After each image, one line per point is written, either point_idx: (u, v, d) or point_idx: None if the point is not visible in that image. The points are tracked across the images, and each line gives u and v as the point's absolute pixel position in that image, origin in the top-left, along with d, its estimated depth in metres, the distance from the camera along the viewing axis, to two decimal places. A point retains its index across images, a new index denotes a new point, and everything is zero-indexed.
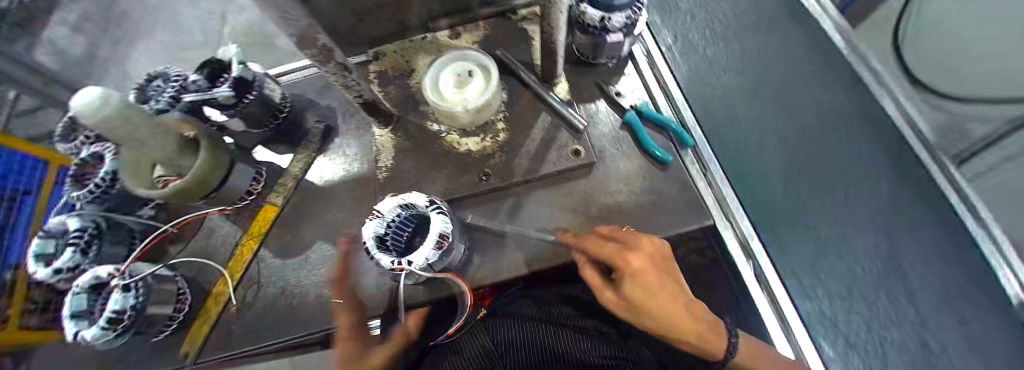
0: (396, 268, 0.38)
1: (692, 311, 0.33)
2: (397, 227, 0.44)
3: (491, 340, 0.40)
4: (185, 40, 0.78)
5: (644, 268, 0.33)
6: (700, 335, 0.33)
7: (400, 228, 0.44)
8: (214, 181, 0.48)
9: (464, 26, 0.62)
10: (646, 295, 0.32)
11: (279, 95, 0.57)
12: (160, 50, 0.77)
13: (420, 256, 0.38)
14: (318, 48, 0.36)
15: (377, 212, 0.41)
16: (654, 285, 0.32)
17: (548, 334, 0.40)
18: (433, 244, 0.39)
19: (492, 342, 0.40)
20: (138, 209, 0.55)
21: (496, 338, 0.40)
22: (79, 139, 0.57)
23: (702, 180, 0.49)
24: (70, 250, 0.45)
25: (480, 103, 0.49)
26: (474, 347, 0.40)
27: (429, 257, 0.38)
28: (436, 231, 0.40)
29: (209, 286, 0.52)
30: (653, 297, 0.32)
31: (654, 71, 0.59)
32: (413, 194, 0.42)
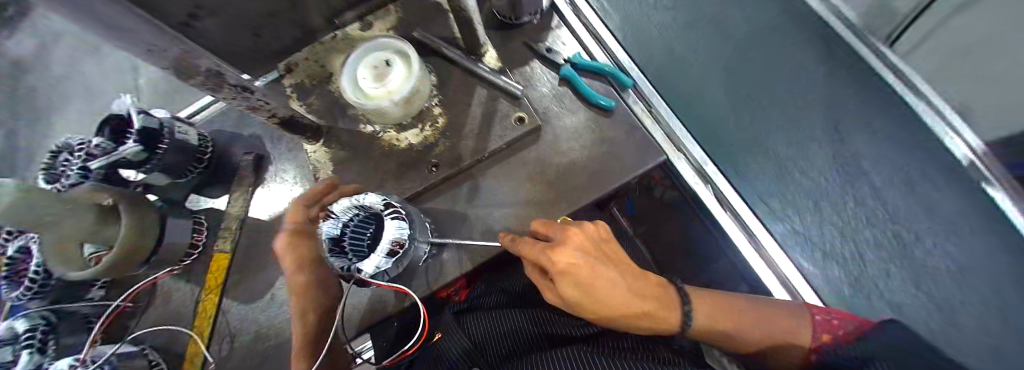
0: (345, 273, 0.37)
1: (637, 291, 0.33)
2: (357, 227, 0.40)
3: (470, 338, 0.42)
4: (100, 105, 0.73)
5: (577, 262, 0.30)
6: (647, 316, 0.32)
7: (359, 229, 0.40)
8: (149, 245, 0.45)
9: (372, 14, 0.57)
10: (585, 292, 0.30)
11: (196, 136, 0.52)
12: (81, 124, 0.72)
13: (370, 263, 0.36)
14: (205, 74, 0.32)
15: (331, 214, 0.38)
16: (588, 278, 0.30)
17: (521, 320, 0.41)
18: (385, 253, 0.36)
19: (472, 340, 0.42)
20: (85, 291, 0.49)
21: (474, 337, 0.43)
22: (2, 238, 0.52)
23: (647, 117, 0.49)
24: (26, 351, 0.42)
25: (407, 92, 0.45)
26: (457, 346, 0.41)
27: (381, 265, 0.36)
28: (390, 239, 0.37)
29: (181, 351, 0.50)
30: (593, 296, 0.30)
31: (580, 17, 0.56)
32: (368, 195, 0.38)
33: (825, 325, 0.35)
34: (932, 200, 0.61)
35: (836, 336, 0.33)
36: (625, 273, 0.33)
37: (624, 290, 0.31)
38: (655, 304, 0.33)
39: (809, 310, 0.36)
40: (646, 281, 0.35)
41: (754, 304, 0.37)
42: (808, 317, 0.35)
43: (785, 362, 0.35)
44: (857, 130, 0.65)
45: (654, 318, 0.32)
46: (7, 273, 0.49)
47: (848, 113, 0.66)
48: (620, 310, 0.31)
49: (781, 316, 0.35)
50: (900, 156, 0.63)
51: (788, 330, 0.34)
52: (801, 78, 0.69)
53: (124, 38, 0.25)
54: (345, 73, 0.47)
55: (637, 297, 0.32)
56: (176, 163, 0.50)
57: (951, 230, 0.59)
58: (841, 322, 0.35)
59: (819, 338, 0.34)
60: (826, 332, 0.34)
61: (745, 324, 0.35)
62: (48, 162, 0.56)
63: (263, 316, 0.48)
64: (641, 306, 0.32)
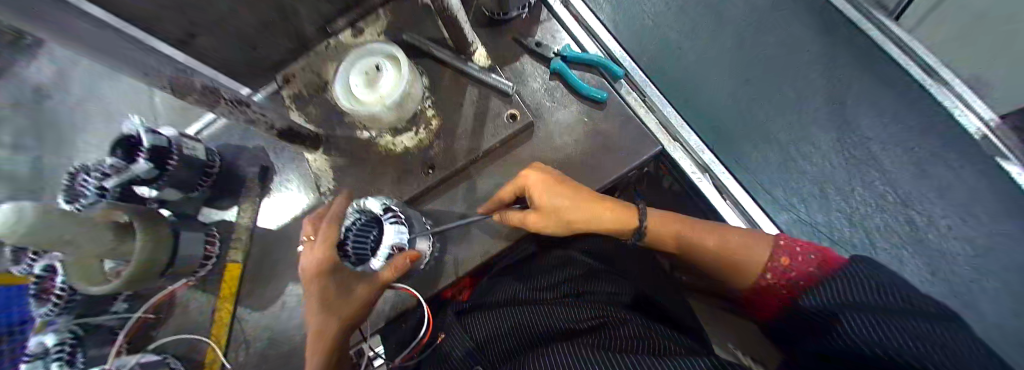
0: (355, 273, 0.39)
1: (594, 209, 0.42)
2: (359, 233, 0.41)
3: (472, 337, 0.43)
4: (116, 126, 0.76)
5: (539, 185, 0.40)
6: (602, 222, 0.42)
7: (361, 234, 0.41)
8: (163, 258, 0.47)
9: (363, 20, 0.58)
10: (547, 217, 0.41)
11: (203, 151, 0.54)
12: (100, 145, 0.76)
13: (375, 264, 0.38)
14: (200, 92, 0.33)
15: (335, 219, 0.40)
16: (550, 197, 0.40)
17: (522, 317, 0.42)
18: (384, 258, 0.38)
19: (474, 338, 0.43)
20: (109, 305, 0.52)
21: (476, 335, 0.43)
22: (28, 259, 0.56)
23: (642, 107, 0.48)
24: (57, 364, 0.46)
25: (398, 97, 0.46)
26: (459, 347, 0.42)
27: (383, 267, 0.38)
28: (388, 244, 0.38)
29: (201, 357, 0.52)
30: (557, 218, 0.41)
31: (569, 9, 0.55)
32: (369, 201, 0.39)
33: (787, 251, 0.37)
34: (944, 178, 0.58)
35: (796, 259, 0.36)
36: (585, 200, 0.42)
37: (580, 208, 0.41)
38: (607, 215, 0.42)
39: (776, 237, 0.39)
40: (605, 205, 0.43)
41: (707, 225, 0.43)
42: (773, 244, 0.38)
43: (747, 281, 0.40)
44: (866, 107, 0.63)
45: (608, 223, 0.43)
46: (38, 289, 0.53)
47: (855, 90, 0.64)
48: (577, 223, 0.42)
49: (742, 239, 0.40)
50: (912, 132, 0.60)
51: (745, 249, 0.39)
52: (804, 56, 0.67)
53: None
54: (338, 81, 0.48)
55: (591, 215, 0.41)
56: (187, 178, 0.52)
57: (965, 209, 0.57)
58: (804, 249, 0.36)
59: (777, 261, 0.37)
60: (786, 255, 0.37)
61: (698, 241, 0.41)
62: (68, 183, 0.59)
63: (274, 322, 0.50)
64: (597, 219, 0.42)
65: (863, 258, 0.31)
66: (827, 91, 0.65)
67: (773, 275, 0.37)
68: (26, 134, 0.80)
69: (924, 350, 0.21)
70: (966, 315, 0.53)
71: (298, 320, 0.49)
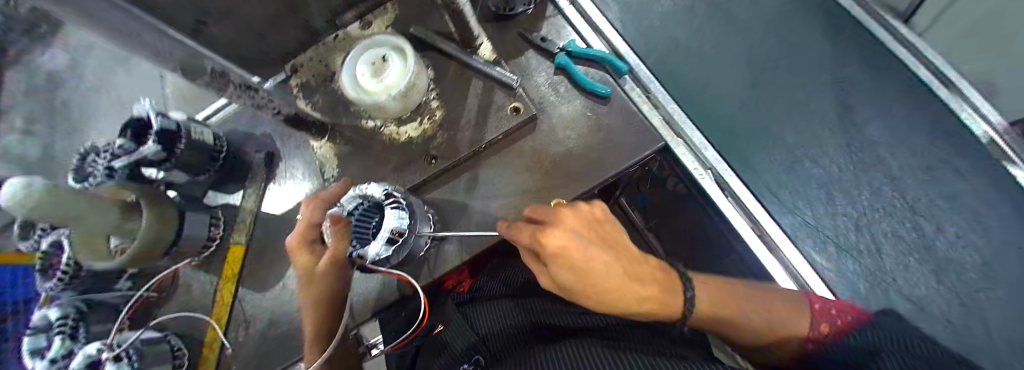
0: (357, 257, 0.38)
1: (640, 277, 0.32)
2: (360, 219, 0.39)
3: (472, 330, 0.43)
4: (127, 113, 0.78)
5: (571, 247, 0.29)
6: (654, 303, 0.32)
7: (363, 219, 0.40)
8: (167, 236, 0.48)
9: (372, 13, 0.59)
10: (578, 277, 0.29)
11: (212, 136, 0.55)
12: (110, 130, 0.77)
13: (371, 249, 0.35)
14: (210, 74, 0.34)
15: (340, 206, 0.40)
16: (586, 263, 0.29)
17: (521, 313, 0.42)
18: (385, 242, 0.35)
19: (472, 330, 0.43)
20: (113, 283, 0.54)
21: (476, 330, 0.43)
22: (36, 236, 0.57)
23: (645, 103, 0.48)
24: (60, 338, 0.48)
25: (403, 86, 0.46)
26: (458, 340, 0.42)
27: (382, 253, 0.35)
28: (388, 228, 0.36)
29: (202, 337, 0.53)
30: (591, 278, 0.30)
31: (576, 6, 0.56)
32: (370, 186, 0.38)
33: (823, 315, 0.35)
34: (953, 186, 0.58)
35: (829, 319, 0.34)
36: (626, 259, 0.33)
37: (628, 280, 0.31)
38: (650, 281, 0.33)
39: (808, 299, 0.37)
40: (645, 265, 0.34)
41: (756, 292, 0.37)
42: (809, 307, 0.36)
43: (777, 350, 0.35)
44: (873, 109, 0.63)
45: (652, 304, 0.32)
46: (45, 264, 0.55)
47: (862, 94, 0.63)
48: (612, 295, 0.31)
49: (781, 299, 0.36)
50: (920, 138, 0.60)
51: (786, 316, 0.34)
52: (810, 59, 0.67)
53: (134, 43, 0.27)
54: (346, 69, 0.49)
55: (635, 282, 0.32)
56: (194, 162, 0.53)
57: (971, 217, 0.57)
58: (830, 306, 0.36)
59: (816, 327, 0.34)
60: (825, 322, 0.34)
61: (750, 312, 0.35)
62: (77, 162, 0.60)
63: (275, 305, 0.51)
64: (640, 290, 0.32)
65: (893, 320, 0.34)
66: (833, 95, 0.65)
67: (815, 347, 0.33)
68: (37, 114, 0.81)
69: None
70: (966, 322, 0.53)
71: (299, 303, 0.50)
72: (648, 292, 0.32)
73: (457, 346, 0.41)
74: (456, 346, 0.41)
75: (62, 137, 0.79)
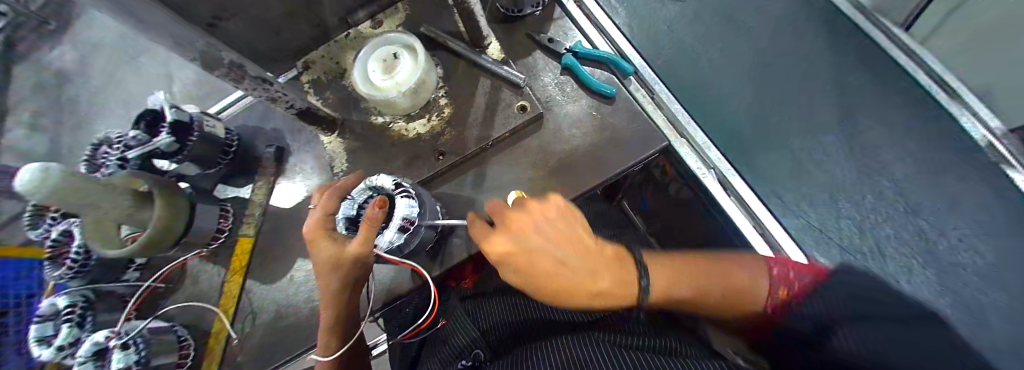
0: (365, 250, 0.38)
1: (593, 269, 0.32)
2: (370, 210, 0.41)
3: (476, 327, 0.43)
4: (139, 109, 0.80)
5: (512, 249, 0.31)
6: (608, 294, 0.32)
7: None
8: (180, 225, 0.49)
9: (383, 13, 0.60)
10: (525, 276, 0.31)
11: (223, 130, 0.56)
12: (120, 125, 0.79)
13: (384, 238, 0.36)
14: (228, 66, 0.36)
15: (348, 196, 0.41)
16: (529, 261, 0.31)
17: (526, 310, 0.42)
18: (397, 230, 0.36)
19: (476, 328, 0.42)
20: (122, 274, 0.55)
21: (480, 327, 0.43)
22: (46, 224, 0.58)
23: (649, 103, 0.49)
24: (67, 325, 0.48)
25: (413, 83, 0.47)
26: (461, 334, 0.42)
27: (395, 240, 0.36)
28: (399, 216, 0.36)
29: (208, 328, 0.53)
30: (539, 277, 0.31)
31: (583, 9, 0.57)
32: (379, 177, 0.39)
33: (782, 279, 0.34)
34: (956, 190, 0.58)
35: (790, 285, 0.33)
36: (578, 253, 0.32)
37: (580, 275, 0.31)
38: (602, 275, 0.32)
39: (766, 264, 0.35)
40: (597, 256, 0.33)
41: (719, 265, 0.36)
42: (766, 270, 0.35)
43: (750, 319, 0.35)
44: (874, 114, 0.64)
45: (608, 296, 0.32)
46: (54, 252, 0.55)
47: (863, 99, 0.64)
48: (566, 293, 0.31)
49: (743, 269, 0.35)
50: (921, 141, 0.61)
51: (745, 288, 0.33)
52: (812, 64, 0.68)
53: (158, 31, 0.28)
54: (357, 66, 0.50)
55: (591, 278, 0.31)
56: (206, 154, 0.54)
57: (973, 221, 0.57)
58: (788, 269, 0.35)
59: (776, 292, 0.33)
60: (783, 286, 0.33)
61: (706, 286, 0.34)
62: (90, 153, 0.61)
63: (282, 296, 0.51)
64: (594, 284, 0.31)
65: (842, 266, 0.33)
66: (834, 100, 0.66)
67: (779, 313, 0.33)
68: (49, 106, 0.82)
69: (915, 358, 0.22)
70: (971, 326, 0.53)
71: (307, 295, 0.51)
72: (603, 285, 0.32)
73: (458, 343, 0.40)
74: (457, 340, 0.41)
75: (73, 132, 0.80)
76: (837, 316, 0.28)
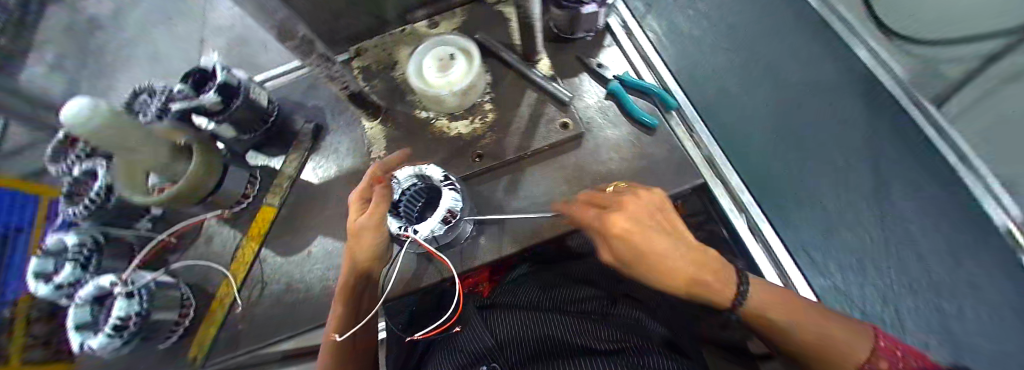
0: (402, 234, 0.39)
1: (698, 264, 0.35)
2: (411, 197, 0.43)
3: (491, 336, 0.40)
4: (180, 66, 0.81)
5: (636, 229, 0.34)
6: (706, 287, 0.35)
7: (412, 199, 0.43)
8: (209, 185, 0.48)
9: (440, 15, 0.63)
10: (639, 257, 0.34)
11: (266, 99, 0.57)
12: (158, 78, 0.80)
13: (427, 226, 0.38)
14: (299, 39, 0.37)
15: (394, 179, 0.41)
16: (648, 243, 0.34)
17: (546, 325, 0.39)
18: (440, 220, 0.37)
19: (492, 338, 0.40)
20: (135, 221, 0.53)
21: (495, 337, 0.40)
22: (70, 161, 0.57)
23: (688, 140, 0.51)
24: (71, 265, 0.46)
25: (465, 85, 0.49)
26: (477, 344, 0.39)
27: (436, 230, 0.38)
28: (444, 207, 0.38)
29: (212, 291, 0.52)
30: (651, 259, 0.34)
31: (632, 41, 0.59)
32: (430, 167, 0.41)
33: (884, 352, 0.31)
34: (966, 270, 0.60)
35: (899, 367, 0.30)
36: (686, 246, 0.36)
37: (688, 263, 0.34)
38: (703, 272, 0.35)
39: (873, 334, 0.33)
40: (704, 254, 0.36)
41: (814, 309, 0.35)
42: (870, 340, 0.32)
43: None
44: (895, 184, 0.65)
45: (705, 289, 0.35)
46: (71, 190, 0.54)
47: (884, 168, 0.67)
48: (675, 278, 0.34)
49: (836, 330, 0.33)
50: (939, 218, 0.62)
51: (836, 339, 0.32)
52: (838, 128, 0.70)
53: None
54: (412, 60, 0.52)
55: (695, 268, 0.34)
56: (248, 120, 0.54)
57: (984, 304, 0.58)
58: (906, 357, 0.30)
59: (879, 365, 0.30)
60: (885, 360, 0.30)
61: (797, 318, 0.34)
62: (129, 99, 0.62)
63: (296, 271, 0.51)
64: (698, 275, 0.34)
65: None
66: (856, 165, 0.68)
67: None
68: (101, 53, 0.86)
69: None
70: None
71: (322, 273, 0.50)
72: (702, 278, 0.35)
73: (473, 347, 0.39)
74: (473, 348, 0.39)
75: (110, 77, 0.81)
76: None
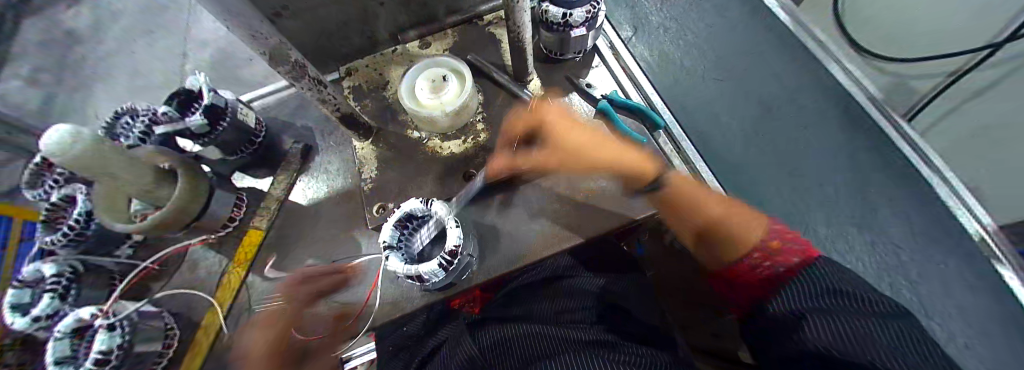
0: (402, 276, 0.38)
1: (609, 144, 0.46)
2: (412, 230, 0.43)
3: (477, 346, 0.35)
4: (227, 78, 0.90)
5: (555, 120, 0.47)
6: (615, 159, 0.45)
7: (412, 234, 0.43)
8: (193, 210, 0.47)
9: (432, 35, 0.63)
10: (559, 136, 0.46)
11: (253, 120, 0.55)
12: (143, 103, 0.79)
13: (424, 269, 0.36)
14: (291, 64, 0.37)
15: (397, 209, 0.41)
16: (564, 125, 0.46)
17: (534, 327, 0.36)
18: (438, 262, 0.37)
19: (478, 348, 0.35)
20: (115, 249, 0.52)
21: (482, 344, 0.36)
22: (49, 184, 0.55)
23: (677, 158, 0.53)
24: (49, 295, 0.43)
25: (457, 106, 0.49)
26: (461, 355, 0.34)
27: (435, 273, 0.37)
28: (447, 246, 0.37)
29: (198, 320, 0.50)
30: (561, 134, 0.46)
31: (620, 61, 0.61)
32: (438, 204, 0.40)
33: (777, 235, 0.34)
34: (940, 275, 0.64)
35: (782, 246, 0.32)
36: (596, 134, 0.47)
37: (589, 139, 0.45)
38: (611, 151, 0.45)
39: (772, 225, 0.35)
40: (613, 141, 0.47)
41: (730, 201, 0.41)
42: (767, 228, 0.35)
43: (723, 247, 0.37)
44: (871, 195, 0.69)
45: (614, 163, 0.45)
46: (48, 217, 0.52)
47: (861, 181, 0.70)
48: (587, 151, 0.45)
49: (734, 223, 0.37)
50: (912, 226, 0.67)
51: (745, 226, 0.36)
52: (816, 142, 0.74)
53: (234, 24, 0.29)
54: (406, 80, 0.52)
55: (597, 143, 0.45)
56: (232, 141, 0.53)
57: (953, 306, 0.62)
58: (793, 240, 0.32)
59: (765, 243, 0.33)
60: (774, 241, 0.33)
61: (711, 203, 0.40)
62: (110, 121, 0.61)
63: (285, 297, 0.50)
64: (605, 151, 0.45)
65: (835, 263, 0.29)
66: (834, 176, 0.72)
67: (759, 256, 0.32)
68: (95, 81, 0.85)
69: (885, 338, 0.20)
70: None
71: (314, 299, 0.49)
72: (606, 155, 0.45)
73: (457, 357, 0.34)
74: (456, 356, 0.34)
75: None
76: (804, 308, 0.25)
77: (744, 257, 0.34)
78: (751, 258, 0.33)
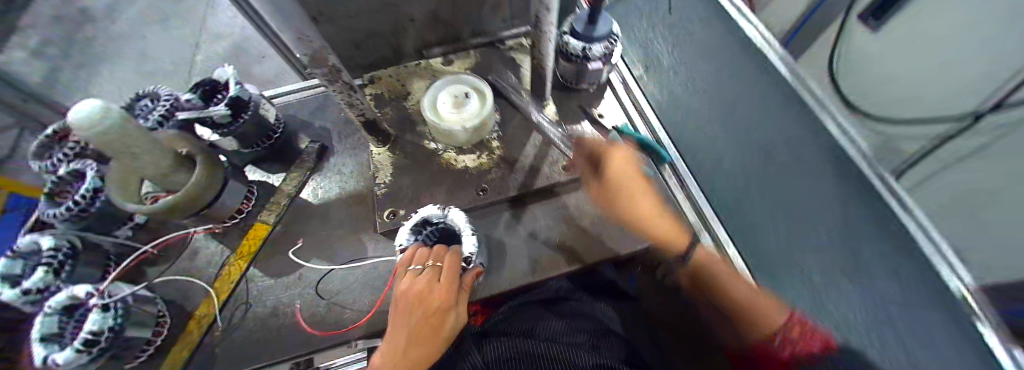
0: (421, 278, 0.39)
1: (661, 220, 0.49)
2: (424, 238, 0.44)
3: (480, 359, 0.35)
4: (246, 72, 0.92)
5: (622, 175, 0.48)
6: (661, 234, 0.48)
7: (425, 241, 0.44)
8: (206, 197, 0.47)
9: (456, 54, 0.67)
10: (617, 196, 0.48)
11: (274, 116, 0.57)
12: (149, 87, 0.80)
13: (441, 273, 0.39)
14: (329, 68, 0.39)
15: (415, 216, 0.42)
16: (626, 187, 0.48)
17: (538, 346, 0.37)
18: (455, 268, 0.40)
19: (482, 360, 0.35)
20: (115, 229, 0.51)
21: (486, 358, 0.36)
22: (56, 157, 0.54)
23: (679, 191, 0.56)
24: (43, 269, 0.41)
25: (477, 123, 0.52)
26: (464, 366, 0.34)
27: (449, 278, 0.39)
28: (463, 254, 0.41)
29: (192, 309, 0.49)
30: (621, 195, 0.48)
31: (631, 96, 0.65)
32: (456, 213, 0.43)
33: (794, 325, 0.40)
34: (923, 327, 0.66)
35: (802, 336, 0.38)
36: (648, 201, 0.49)
37: (647, 209, 0.48)
38: (661, 226, 0.48)
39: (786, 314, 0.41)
40: (664, 218, 0.49)
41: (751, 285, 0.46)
42: (782, 316, 0.41)
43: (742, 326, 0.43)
44: (858, 244, 0.73)
45: (662, 238, 0.48)
46: (52, 190, 0.51)
47: (849, 229, 0.74)
48: (646, 222, 0.47)
49: (758, 311, 0.42)
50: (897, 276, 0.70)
51: (764, 308, 0.42)
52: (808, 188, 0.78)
53: (288, 26, 0.32)
54: (429, 95, 0.54)
55: (649, 215, 0.48)
56: (252, 135, 0.54)
57: (936, 359, 0.64)
58: (809, 330, 0.39)
59: (786, 331, 0.39)
60: (793, 329, 0.39)
61: (743, 286, 0.45)
62: (130, 102, 0.61)
63: (285, 294, 0.49)
64: (656, 228, 0.48)
65: None
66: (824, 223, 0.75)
67: (782, 342, 0.39)
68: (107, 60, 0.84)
69: None
70: None
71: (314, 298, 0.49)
72: (659, 231, 0.47)
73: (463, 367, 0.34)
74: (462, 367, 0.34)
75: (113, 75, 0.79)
76: None
77: (766, 341, 0.40)
78: (773, 342, 0.39)
